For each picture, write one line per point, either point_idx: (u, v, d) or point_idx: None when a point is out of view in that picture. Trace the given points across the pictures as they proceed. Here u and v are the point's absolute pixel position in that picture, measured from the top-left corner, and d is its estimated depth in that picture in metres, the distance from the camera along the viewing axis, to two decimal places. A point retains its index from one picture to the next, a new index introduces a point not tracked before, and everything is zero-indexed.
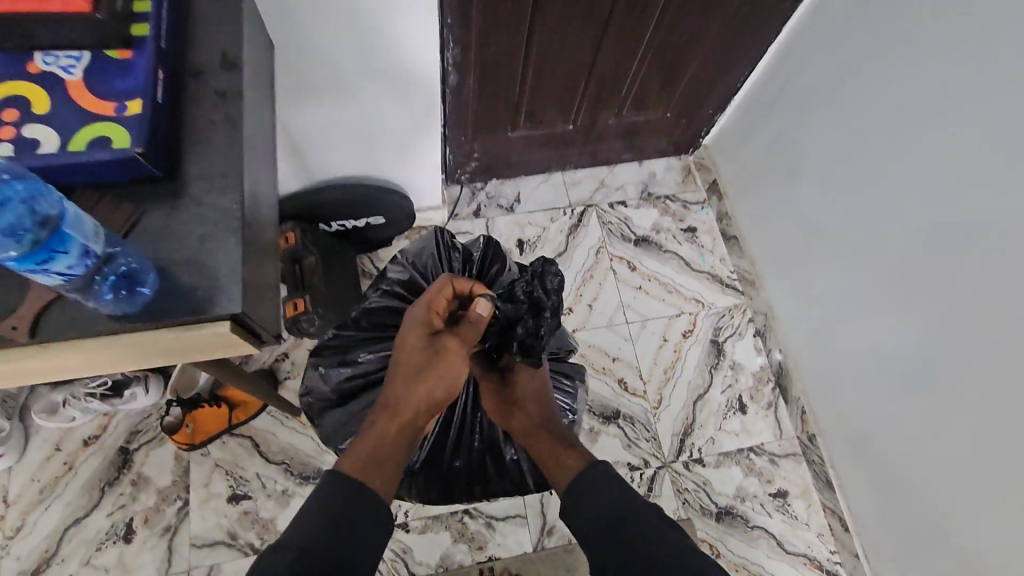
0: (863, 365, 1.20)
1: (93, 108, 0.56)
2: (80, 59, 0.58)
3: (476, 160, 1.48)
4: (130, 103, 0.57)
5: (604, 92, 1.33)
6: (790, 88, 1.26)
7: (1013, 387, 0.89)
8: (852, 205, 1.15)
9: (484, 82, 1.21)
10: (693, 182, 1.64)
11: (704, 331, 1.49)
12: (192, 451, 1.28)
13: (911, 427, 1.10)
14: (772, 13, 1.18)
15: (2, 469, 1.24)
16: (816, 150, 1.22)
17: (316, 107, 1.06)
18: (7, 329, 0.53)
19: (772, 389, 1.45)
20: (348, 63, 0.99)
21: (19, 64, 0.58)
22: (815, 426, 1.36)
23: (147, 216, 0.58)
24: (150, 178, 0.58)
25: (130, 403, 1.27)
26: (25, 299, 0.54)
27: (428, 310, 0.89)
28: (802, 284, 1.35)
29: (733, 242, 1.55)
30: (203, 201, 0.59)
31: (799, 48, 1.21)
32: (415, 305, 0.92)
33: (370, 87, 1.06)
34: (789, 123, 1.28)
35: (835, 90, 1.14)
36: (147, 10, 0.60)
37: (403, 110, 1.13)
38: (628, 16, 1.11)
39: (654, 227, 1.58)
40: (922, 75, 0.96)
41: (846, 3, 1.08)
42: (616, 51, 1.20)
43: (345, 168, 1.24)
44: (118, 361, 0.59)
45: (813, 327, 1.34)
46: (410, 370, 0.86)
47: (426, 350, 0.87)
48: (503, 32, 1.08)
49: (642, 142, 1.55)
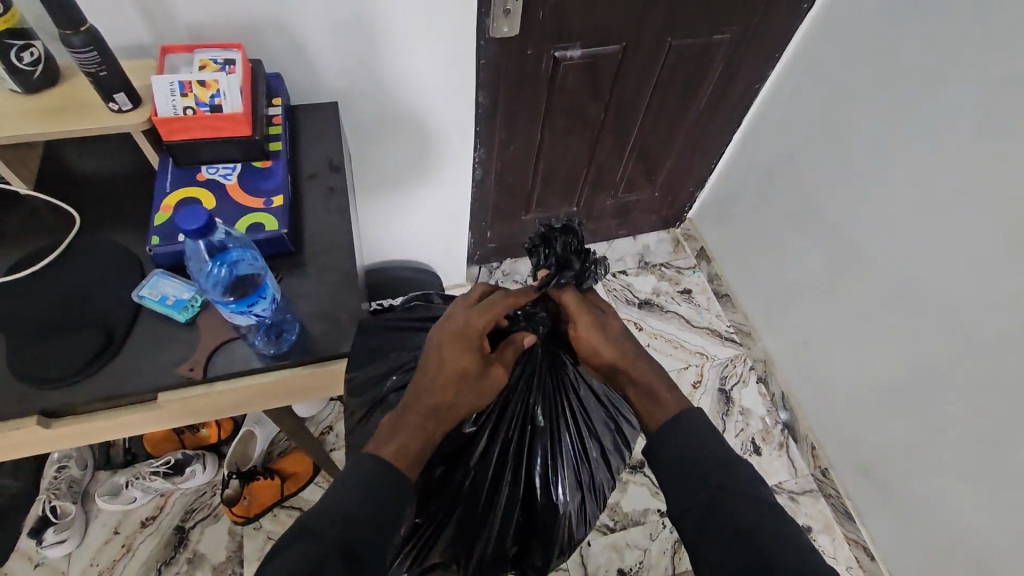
0: (861, 394, 1.34)
1: (248, 203, 0.74)
2: (234, 169, 0.76)
3: (492, 245, 1.63)
4: (275, 198, 0.75)
5: (602, 180, 1.56)
6: (756, 166, 1.51)
7: (995, 389, 1.04)
8: (827, 255, 1.35)
9: (503, 177, 1.39)
10: (683, 250, 1.85)
11: (711, 380, 1.62)
12: (245, 525, 1.32)
13: (914, 444, 1.22)
14: (735, 109, 1.44)
15: (61, 555, 1.27)
16: (788, 212, 1.45)
17: (370, 199, 1.26)
18: (186, 370, 0.67)
19: (781, 431, 1.56)
20: (399, 165, 1.20)
21: (189, 174, 0.75)
22: (826, 460, 1.47)
23: (287, 280, 0.75)
24: (286, 253, 0.76)
25: (189, 480, 1.32)
26: (198, 347, 0.69)
27: (475, 329, 0.70)
28: (793, 330, 1.52)
29: (726, 300, 1.73)
30: (327, 267, 0.76)
31: (759, 135, 1.47)
32: (456, 318, 0.71)
33: (414, 184, 1.27)
34: (762, 193, 1.52)
35: (796, 164, 1.38)
36: (280, 131, 0.81)
37: (440, 202, 1.35)
38: (617, 119, 1.35)
39: (654, 291, 1.76)
40: (862, 148, 1.21)
41: (792, 98, 1.35)
42: (611, 146, 1.44)
43: (385, 252, 1.43)
44: (259, 396, 0.73)
45: (808, 367, 1.49)
46: (455, 387, 0.68)
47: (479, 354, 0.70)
48: (520, 134, 1.28)
49: (635, 219, 1.77)
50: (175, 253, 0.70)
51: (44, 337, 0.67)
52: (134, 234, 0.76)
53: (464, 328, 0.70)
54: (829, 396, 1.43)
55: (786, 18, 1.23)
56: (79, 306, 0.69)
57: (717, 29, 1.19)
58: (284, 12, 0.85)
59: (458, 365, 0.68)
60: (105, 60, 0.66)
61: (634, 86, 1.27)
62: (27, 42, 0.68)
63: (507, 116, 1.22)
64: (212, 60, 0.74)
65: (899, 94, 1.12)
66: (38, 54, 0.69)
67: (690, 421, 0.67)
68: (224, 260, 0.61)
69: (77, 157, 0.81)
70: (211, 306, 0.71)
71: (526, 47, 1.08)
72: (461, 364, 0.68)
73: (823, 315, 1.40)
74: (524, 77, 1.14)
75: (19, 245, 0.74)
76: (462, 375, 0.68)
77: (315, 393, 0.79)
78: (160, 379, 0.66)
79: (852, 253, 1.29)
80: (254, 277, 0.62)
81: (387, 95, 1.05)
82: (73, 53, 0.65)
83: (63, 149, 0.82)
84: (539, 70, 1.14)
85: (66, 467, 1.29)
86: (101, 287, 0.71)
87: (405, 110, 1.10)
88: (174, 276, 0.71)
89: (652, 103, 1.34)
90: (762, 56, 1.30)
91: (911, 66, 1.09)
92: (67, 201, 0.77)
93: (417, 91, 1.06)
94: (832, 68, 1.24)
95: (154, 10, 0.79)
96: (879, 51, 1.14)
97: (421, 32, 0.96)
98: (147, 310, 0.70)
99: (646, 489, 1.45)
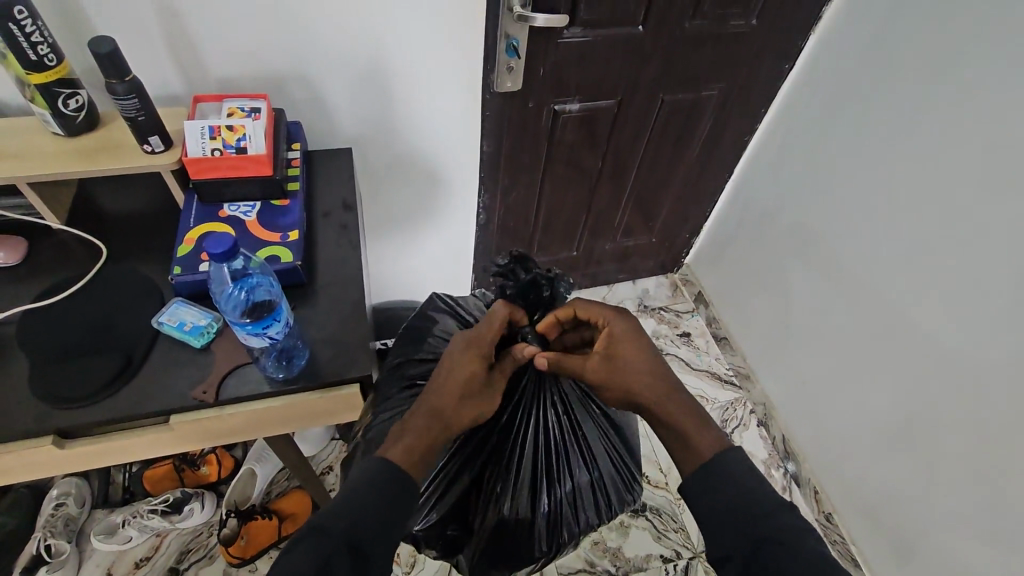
0: (861, 435, 1.34)
1: (265, 237, 0.79)
2: (254, 207, 0.82)
3: None
4: (291, 233, 0.80)
5: (600, 226, 1.62)
6: (750, 211, 1.57)
7: (992, 423, 1.06)
8: (822, 296, 1.39)
9: (507, 220, 1.44)
10: (682, 295, 1.89)
11: (712, 423, 1.61)
12: (241, 566, 1.29)
13: (918, 485, 1.21)
14: (727, 159, 1.52)
15: None
16: (783, 256, 1.50)
17: (377, 238, 1.31)
18: (200, 393, 0.71)
19: (784, 474, 1.54)
20: (406, 205, 1.26)
21: (211, 211, 0.81)
22: (830, 505, 1.44)
23: (299, 310, 0.79)
24: (299, 284, 0.80)
25: (186, 520, 1.29)
26: (212, 372, 0.72)
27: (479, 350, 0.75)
28: (790, 371, 1.53)
29: (725, 342, 1.75)
30: (338, 298, 0.80)
31: (750, 183, 1.55)
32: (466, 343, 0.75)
33: (421, 226, 1.33)
34: (756, 237, 1.57)
35: (787, 209, 1.45)
36: (298, 174, 0.87)
37: (444, 244, 1.40)
38: (614, 168, 1.43)
39: (653, 333, 1.78)
40: (850, 194, 1.28)
41: (780, 148, 1.44)
42: (608, 193, 1.50)
43: (389, 290, 1.47)
44: (265, 419, 0.77)
45: (807, 407, 1.49)
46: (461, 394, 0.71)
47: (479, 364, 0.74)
48: (523, 180, 1.35)
49: (633, 264, 1.82)
50: (195, 282, 0.74)
51: (67, 361, 0.70)
52: (157, 265, 0.80)
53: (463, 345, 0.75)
54: (829, 438, 1.43)
55: (771, 76, 1.32)
56: (102, 332, 0.73)
57: (706, 84, 1.28)
58: (308, 68, 0.94)
59: (459, 374, 0.72)
60: (145, 106, 0.73)
61: (628, 136, 1.35)
62: (73, 90, 0.74)
63: (510, 163, 1.28)
64: (239, 108, 0.81)
65: (880, 145, 1.20)
66: (82, 102, 0.76)
67: (685, 443, 0.68)
68: (243, 285, 0.69)
69: (107, 195, 0.87)
70: (226, 332, 0.75)
71: (528, 100, 1.17)
72: (461, 373, 0.72)
73: (820, 356, 1.42)
74: (525, 127, 1.22)
75: (47, 275, 0.78)
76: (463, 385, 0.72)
77: (319, 419, 0.81)
78: (175, 401, 0.69)
79: (845, 295, 1.33)
80: (270, 299, 0.69)
81: (398, 141, 1.12)
82: (117, 99, 0.71)
83: (94, 188, 0.87)
84: (540, 122, 1.22)
85: (63, 504, 1.27)
86: (124, 314, 0.75)
87: (414, 156, 1.17)
88: (192, 304, 0.75)
89: (647, 152, 1.41)
90: (748, 110, 1.39)
91: (889, 119, 1.17)
92: (95, 235, 0.82)
93: (426, 139, 1.14)
94: (816, 122, 1.33)
95: (191, 64, 0.87)
96: (859, 106, 1.23)
97: (433, 86, 1.05)
98: (165, 336, 0.74)
99: (646, 535, 1.39)
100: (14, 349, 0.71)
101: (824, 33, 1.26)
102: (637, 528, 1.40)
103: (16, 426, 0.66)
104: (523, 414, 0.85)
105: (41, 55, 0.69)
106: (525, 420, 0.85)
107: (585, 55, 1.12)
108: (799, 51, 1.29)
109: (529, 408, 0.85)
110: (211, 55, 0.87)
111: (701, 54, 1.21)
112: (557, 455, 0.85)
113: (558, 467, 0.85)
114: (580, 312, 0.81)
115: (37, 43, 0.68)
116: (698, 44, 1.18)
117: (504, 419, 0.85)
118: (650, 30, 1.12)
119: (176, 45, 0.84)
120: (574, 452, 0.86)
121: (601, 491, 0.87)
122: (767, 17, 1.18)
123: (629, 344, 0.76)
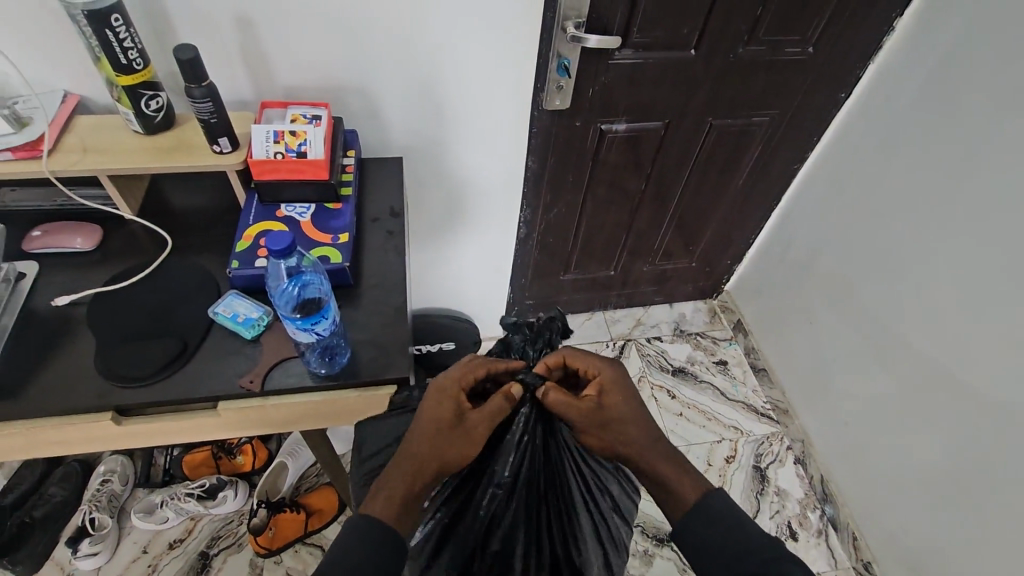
0: (905, 481, 1.27)
1: (317, 238, 0.82)
2: (309, 209, 0.86)
3: (531, 300, 1.68)
4: (341, 236, 0.83)
5: (640, 247, 1.61)
6: (796, 241, 1.54)
7: None
8: (867, 332, 1.35)
9: (546, 236, 1.46)
10: (719, 322, 1.85)
11: (745, 457, 1.56)
12: (267, 558, 1.32)
13: (965, 540, 1.14)
14: (775, 186, 1.49)
15: (90, 569, 1.28)
16: (827, 287, 1.45)
17: (419, 247, 1.35)
18: (247, 381, 0.74)
19: (820, 517, 1.48)
20: (449, 214, 1.29)
21: (269, 210, 0.85)
22: (869, 552, 1.37)
23: (343, 310, 0.82)
24: (345, 285, 0.83)
25: (219, 507, 1.34)
26: (258, 363, 0.76)
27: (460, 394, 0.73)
28: (831, 409, 1.48)
29: (763, 374, 1.70)
30: (380, 301, 0.83)
31: (797, 212, 1.52)
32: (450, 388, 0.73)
33: (463, 237, 1.35)
34: (801, 267, 1.53)
35: (833, 241, 1.41)
36: (351, 179, 0.91)
37: (484, 256, 1.42)
38: (657, 190, 1.42)
39: (689, 359, 1.75)
40: (903, 231, 1.24)
41: (829, 178, 1.41)
42: (649, 215, 1.50)
43: (427, 297, 1.50)
44: (305, 412, 0.79)
45: (847, 448, 1.43)
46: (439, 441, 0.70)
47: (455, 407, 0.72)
48: (566, 197, 1.36)
49: (672, 287, 1.80)
50: (250, 276, 0.78)
51: (129, 343, 0.75)
52: (217, 259, 0.85)
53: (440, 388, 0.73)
54: (869, 484, 1.37)
55: (824, 105, 1.30)
56: (162, 318, 0.78)
57: (757, 111, 1.27)
58: (367, 80, 0.98)
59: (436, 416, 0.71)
60: (217, 109, 0.78)
61: (674, 159, 1.35)
62: (155, 92, 0.80)
63: (554, 179, 1.30)
64: (302, 115, 0.85)
65: (937, 180, 1.16)
66: (162, 104, 0.82)
67: None
68: (296, 282, 0.72)
69: (174, 190, 0.93)
70: (274, 326, 0.79)
71: (576, 119, 1.18)
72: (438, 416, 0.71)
73: (863, 394, 1.37)
74: (571, 146, 1.24)
75: (116, 262, 0.84)
76: (441, 433, 0.70)
77: (352, 417, 0.84)
78: (223, 388, 0.73)
79: (892, 333, 1.28)
80: (319, 297, 0.72)
81: (445, 153, 1.15)
82: (193, 102, 0.76)
83: (165, 184, 0.93)
84: (586, 140, 1.23)
85: (109, 481, 1.34)
86: (181, 302, 0.80)
87: (460, 168, 1.19)
88: (246, 298, 0.79)
89: (692, 176, 1.41)
90: (799, 139, 1.37)
91: (947, 155, 1.14)
92: (162, 228, 0.88)
93: (473, 153, 1.17)
94: (870, 153, 1.29)
95: (260, 72, 0.93)
96: (915, 140, 1.20)
97: (484, 102, 1.08)
98: (219, 326, 0.78)
99: (671, 565, 1.35)
100: (84, 329, 0.76)
101: (882, 64, 1.24)
102: (661, 557, 1.36)
103: (79, 400, 0.71)
104: (531, 486, 0.81)
105: (131, 59, 0.75)
106: (534, 491, 0.81)
107: (634, 78, 1.13)
108: (855, 82, 1.27)
109: (537, 478, 0.81)
110: (280, 65, 0.93)
111: (753, 82, 1.20)
112: (571, 517, 0.83)
113: (574, 530, 0.83)
114: (568, 359, 0.79)
115: (128, 48, 0.74)
116: (751, 71, 1.18)
117: (512, 495, 0.80)
118: (702, 56, 1.13)
119: (248, 54, 0.90)
120: (585, 511, 0.85)
121: (612, 540, 0.87)
122: (824, 46, 1.17)
123: (620, 390, 0.75)
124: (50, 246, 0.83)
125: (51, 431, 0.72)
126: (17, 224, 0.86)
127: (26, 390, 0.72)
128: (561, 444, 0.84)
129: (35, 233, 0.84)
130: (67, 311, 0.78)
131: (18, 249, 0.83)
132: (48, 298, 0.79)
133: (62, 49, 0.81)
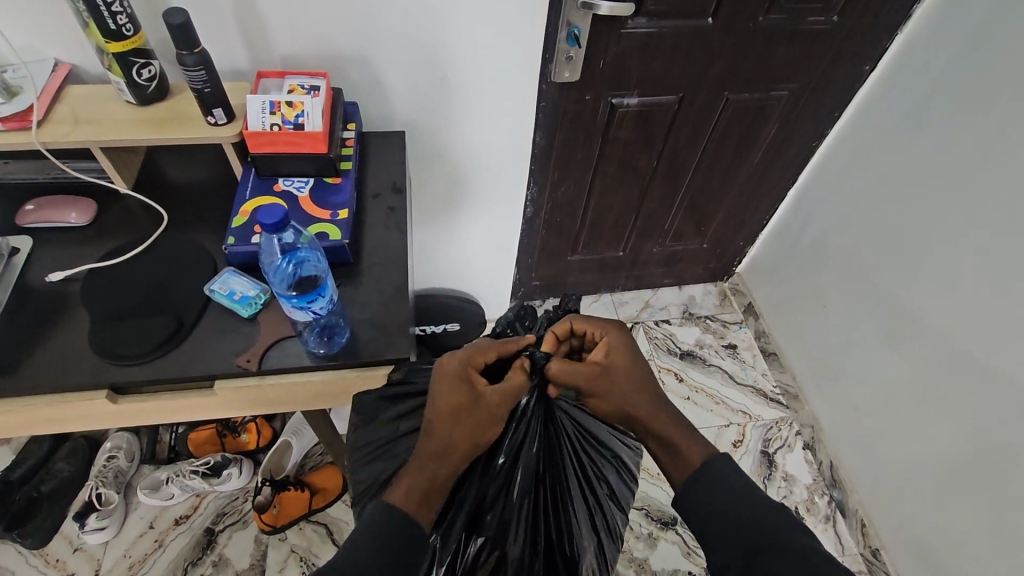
0: (917, 468, 1.24)
1: (316, 214, 0.80)
2: (307, 183, 0.83)
3: (538, 280, 1.65)
4: (340, 212, 0.80)
5: (649, 228, 1.57)
6: (812, 223, 1.49)
7: None
8: (883, 315, 1.31)
9: (553, 215, 1.42)
10: (730, 305, 1.82)
11: (753, 441, 1.54)
12: (272, 535, 1.32)
13: (979, 529, 1.11)
14: (791, 165, 1.44)
15: (98, 543, 1.29)
16: (842, 270, 1.41)
17: (423, 225, 1.32)
18: (243, 361, 0.72)
19: (828, 502, 1.45)
20: (453, 191, 1.25)
21: (267, 185, 0.82)
22: (877, 539, 1.35)
23: (343, 288, 0.79)
24: (345, 263, 0.81)
25: (224, 484, 1.34)
26: (255, 342, 0.74)
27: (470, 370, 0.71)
28: (844, 393, 1.44)
29: (773, 358, 1.67)
30: (380, 279, 0.81)
31: (814, 192, 1.47)
32: (462, 367, 0.71)
33: (468, 215, 1.32)
34: (815, 249, 1.49)
35: (851, 221, 1.36)
36: (351, 153, 0.88)
37: (490, 235, 1.39)
38: (669, 168, 1.38)
39: (698, 343, 1.72)
40: (924, 212, 1.19)
41: (848, 156, 1.35)
42: (660, 195, 1.46)
43: (431, 276, 1.47)
44: (303, 392, 0.78)
45: (857, 434, 1.41)
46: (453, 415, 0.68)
47: (466, 386, 0.69)
48: (575, 174, 1.32)
49: (682, 269, 1.76)
50: (247, 253, 0.76)
51: (124, 320, 0.73)
52: (214, 235, 0.83)
53: (443, 370, 0.70)
54: (880, 471, 1.35)
55: (846, 80, 1.24)
56: (158, 295, 0.76)
57: (775, 86, 1.22)
58: (368, 49, 0.94)
59: (451, 398, 0.68)
60: (211, 78, 0.75)
61: (687, 137, 1.30)
62: (147, 60, 0.77)
63: (562, 155, 1.26)
64: (300, 86, 0.82)
65: (962, 158, 1.11)
66: (154, 72, 0.79)
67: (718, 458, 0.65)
68: (291, 258, 0.70)
69: (170, 164, 0.90)
70: (272, 304, 0.77)
71: (585, 93, 1.14)
72: (450, 398, 0.68)
73: (877, 379, 1.33)
74: (580, 122, 1.20)
75: (111, 237, 0.82)
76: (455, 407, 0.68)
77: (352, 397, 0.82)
78: (220, 367, 0.72)
79: (908, 317, 1.24)
80: (316, 274, 0.70)
81: (449, 128, 1.11)
82: (185, 70, 0.73)
83: (161, 157, 0.91)
84: (596, 115, 1.19)
85: (115, 458, 1.34)
86: (178, 279, 0.78)
87: (465, 144, 1.16)
88: (243, 275, 0.77)
89: (706, 154, 1.36)
90: (818, 115, 1.32)
91: (974, 132, 1.08)
92: (158, 202, 0.86)
93: (479, 128, 1.13)
94: (892, 132, 1.24)
95: (256, 40, 0.89)
96: (941, 116, 1.14)
97: (490, 73, 1.03)
98: (215, 304, 0.76)
99: (676, 548, 1.34)
100: (79, 306, 0.75)
101: (909, 36, 1.18)
102: (665, 540, 1.35)
103: (74, 377, 0.69)
104: (530, 465, 0.78)
105: (120, 24, 0.72)
106: (531, 472, 0.78)
107: (647, 50, 1.09)
108: (879, 55, 1.21)
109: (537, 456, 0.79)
110: (277, 32, 0.89)
111: (773, 53, 1.15)
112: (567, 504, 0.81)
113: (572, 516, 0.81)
114: (576, 325, 0.79)
115: (116, 13, 0.71)
116: (770, 43, 1.13)
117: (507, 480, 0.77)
118: (718, 25, 1.07)
119: (243, 20, 0.86)
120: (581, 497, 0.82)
121: (608, 530, 0.84)
122: (849, 16, 1.11)
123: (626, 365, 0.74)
124: (44, 221, 0.81)
125: (45, 409, 0.70)
126: (11, 198, 0.84)
127: (21, 367, 0.70)
128: (559, 428, 0.82)
129: (28, 207, 0.82)
130: (62, 287, 0.76)
131: (12, 223, 0.81)
132: (42, 273, 0.78)
133: (50, 15, 0.78)
